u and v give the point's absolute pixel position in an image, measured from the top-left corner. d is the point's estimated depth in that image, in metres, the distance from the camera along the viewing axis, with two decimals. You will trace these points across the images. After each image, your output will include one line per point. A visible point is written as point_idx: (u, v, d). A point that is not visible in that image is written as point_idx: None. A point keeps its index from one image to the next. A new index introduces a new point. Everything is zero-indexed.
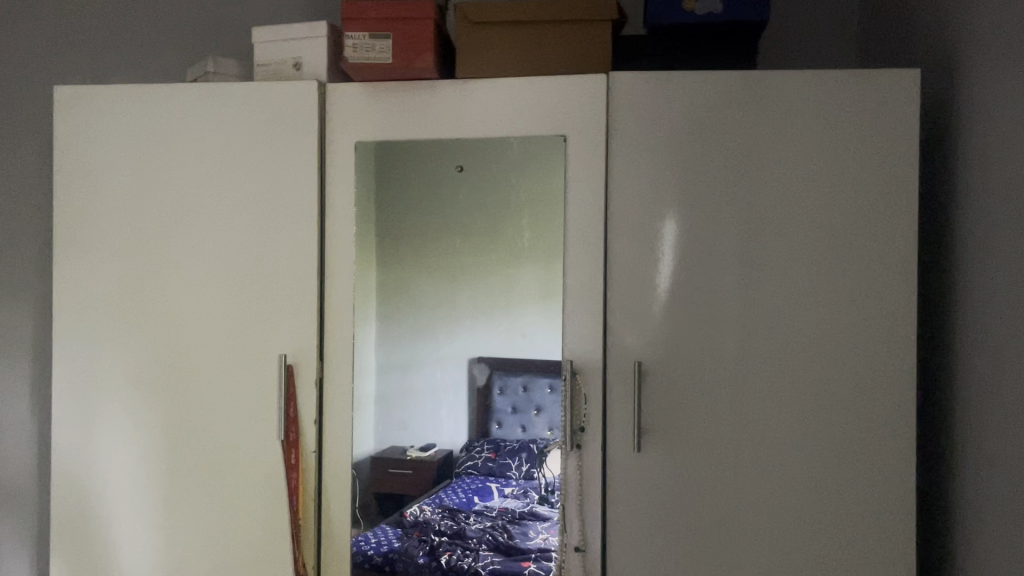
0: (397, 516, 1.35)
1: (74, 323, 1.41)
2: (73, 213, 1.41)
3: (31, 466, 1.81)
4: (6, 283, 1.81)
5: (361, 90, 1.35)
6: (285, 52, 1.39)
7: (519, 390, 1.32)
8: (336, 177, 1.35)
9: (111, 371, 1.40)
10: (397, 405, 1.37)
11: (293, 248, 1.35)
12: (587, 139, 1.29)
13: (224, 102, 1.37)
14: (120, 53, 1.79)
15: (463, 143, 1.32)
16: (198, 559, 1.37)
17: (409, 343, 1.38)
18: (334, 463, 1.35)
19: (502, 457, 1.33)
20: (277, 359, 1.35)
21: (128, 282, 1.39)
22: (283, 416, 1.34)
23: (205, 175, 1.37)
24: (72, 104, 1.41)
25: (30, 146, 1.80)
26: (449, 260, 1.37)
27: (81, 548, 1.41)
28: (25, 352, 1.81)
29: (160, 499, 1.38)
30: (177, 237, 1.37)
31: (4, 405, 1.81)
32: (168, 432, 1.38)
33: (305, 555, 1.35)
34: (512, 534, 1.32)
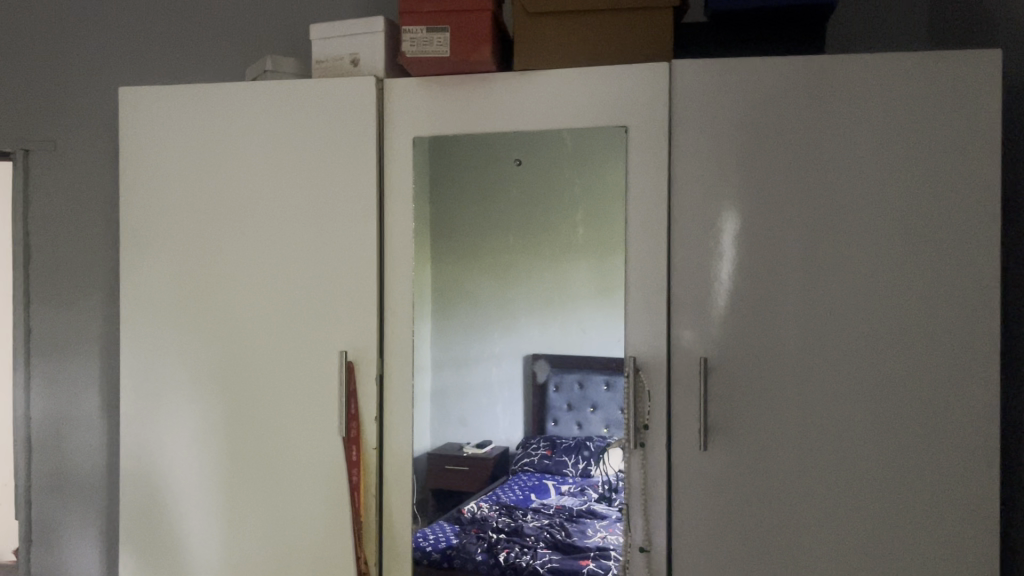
0: (455, 512, 1.36)
1: (139, 322, 1.43)
2: (136, 213, 1.43)
3: (100, 462, 1.85)
4: (74, 281, 1.85)
5: (418, 85, 1.34)
6: (342, 48, 1.39)
7: (574, 386, 1.31)
8: (395, 173, 1.35)
9: (175, 367, 1.42)
10: (453, 401, 1.37)
11: (353, 244, 1.35)
12: (648, 130, 1.26)
13: (283, 100, 1.37)
14: (181, 54, 1.81)
15: (521, 136, 1.31)
16: (261, 553, 1.38)
17: (464, 339, 1.37)
18: (395, 460, 1.35)
19: (558, 454, 1.33)
20: (337, 356, 1.35)
21: (191, 280, 1.41)
22: (344, 413, 1.34)
23: (265, 173, 1.38)
24: (137, 104, 1.43)
25: (96, 147, 1.84)
26: (501, 257, 1.37)
27: (149, 540, 1.44)
28: (94, 350, 1.85)
29: (223, 496, 1.40)
30: (236, 236, 1.38)
31: (74, 402, 1.86)
32: (231, 428, 1.39)
33: (367, 552, 1.35)
34: (569, 532, 1.31)
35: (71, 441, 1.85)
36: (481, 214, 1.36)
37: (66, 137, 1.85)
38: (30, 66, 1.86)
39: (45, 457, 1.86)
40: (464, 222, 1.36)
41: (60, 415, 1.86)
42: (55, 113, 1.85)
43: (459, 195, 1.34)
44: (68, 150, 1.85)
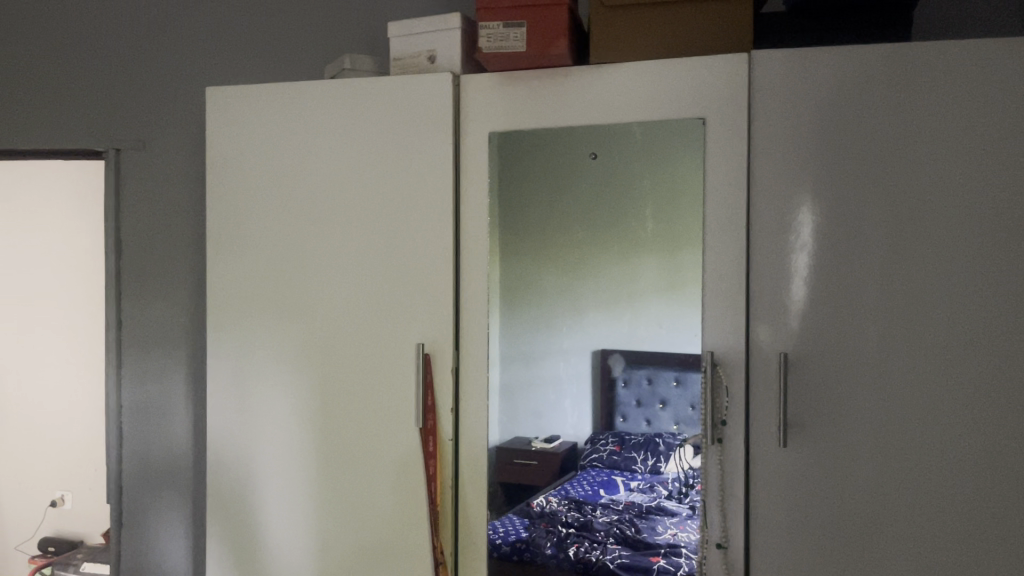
0: (524, 506, 1.36)
1: (224, 316, 1.49)
2: (221, 209, 1.48)
3: (187, 448, 1.92)
4: (161, 274, 1.93)
5: (493, 80, 1.35)
6: (420, 45, 1.41)
7: (643, 382, 1.30)
8: (470, 168, 1.36)
9: (258, 357, 1.46)
10: (522, 397, 1.36)
11: (428, 239, 1.37)
12: (725, 121, 1.24)
13: (361, 97, 1.40)
14: (262, 53, 1.87)
15: (597, 130, 1.30)
16: (338, 539, 1.42)
17: (531, 335, 1.36)
18: (471, 451, 1.37)
19: (627, 450, 1.31)
20: (414, 348, 1.37)
21: (273, 275, 1.45)
22: (421, 405, 1.36)
23: (344, 169, 1.41)
24: (223, 104, 1.48)
25: (182, 145, 1.91)
26: (569, 249, 1.34)
27: (233, 524, 1.49)
28: (181, 339, 1.92)
29: (304, 483, 1.44)
30: (315, 230, 1.42)
31: (163, 390, 1.93)
32: (311, 418, 1.43)
33: (443, 541, 1.37)
34: (639, 529, 1.29)
35: (160, 429, 1.93)
36: (550, 207, 1.35)
37: (155, 136, 1.92)
38: (120, 67, 1.94)
39: (135, 443, 1.94)
40: (533, 220, 1.35)
41: (149, 404, 1.94)
42: (144, 113, 1.93)
43: (530, 189, 1.35)
44: (156, 149, 1.92)
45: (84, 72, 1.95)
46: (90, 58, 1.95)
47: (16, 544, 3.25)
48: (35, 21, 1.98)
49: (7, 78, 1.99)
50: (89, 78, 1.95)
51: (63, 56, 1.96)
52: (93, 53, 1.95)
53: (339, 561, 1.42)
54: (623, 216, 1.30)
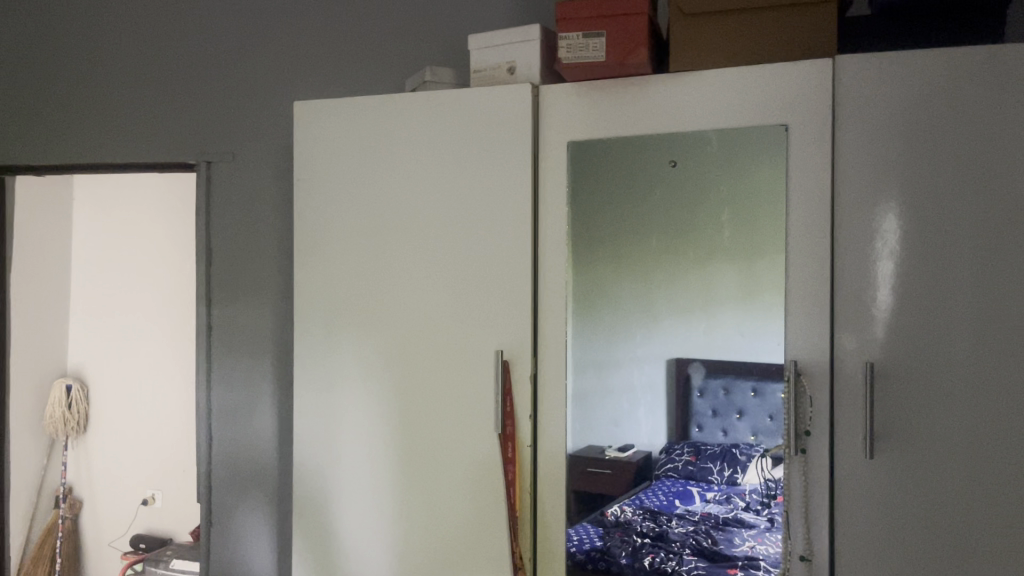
0: (598, 515, 1.36)
1: (309, 325, 1.53)
2: (307, 221, 1.53)
3: (273, 451, 1.98)
4: (249, 281, 2.00)
5: (573, 90, 1.36)
6: (499, 57, 1.44)
7: (719, 393, 1.29)
8: (550, 178, 1.38)
9: (342, 364, 1.51)
10: (595, 405, 1.36)
11: (508, 248, 1.38)
12: (810, 128, 1.22)
13: (443, 108, 1.43)
14: (346, 67, 1.92)
15: (676, 137, 1.30)
16: (419, 542, 1.45)
17: (605, 342, 1.36)
18: (549, 457, 1.38)
19: (703, 460, 1.30)
20: (493, 355, 1.39)
21: (357, 283, 1.49)
22: (499, 411, 1.38)
23: (426, 180, 1.44)
24: (311, 118, 1.53)
25: (269, 158, 1.98)
26: (641, 258, 1.34)
27: (316, 525, 1.53)
28: (267, 346, 1.98)
29: (385, 487, 1.47)
30: (397, 241, 1.46)
31: (250, 394, 2.00)
32: (392, 424, 1.46)
33: (522, 546, 1.38)
34: (716, 540, 1.28)
35: (247, 432, 2.00)
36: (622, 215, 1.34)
37: (242, 149, 2.00)
38: (210, 84, 2.02)
39: (224, 445, 2.02)
40: (603, 228, 1.35)
41: (237, 408, 2.01)
42: (233, 127, 2.01)
43: (601, 197, 1.34)
44: (245, 161, 2.00)
45: (178, 89, 2.04)
46: (182, 75, 2.04)
47: (110, 541, 3.41)
48: (133, 40, 2.08)
49: (108, 97, 2.10)
50: (182, 95, 2.04)
51: (157, 74, 2.06)
52: (186, 71, 2.04)
53: (419, 563, 1.45)
54: (696, 223, 1.30)
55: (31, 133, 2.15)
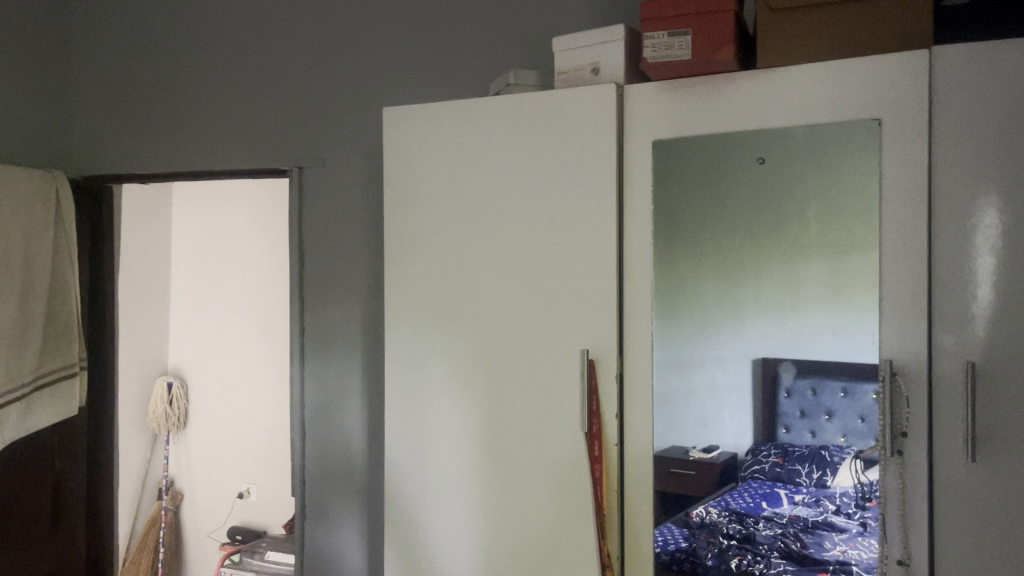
0: (683, 516, 1.37)
1: (399, 325, 1.58)
2: (397, 224, 1.58)
3: (362, 448, 2.04)
4: (340, 283, 2.06)
5: (658, 89, 1.36)
6: (584, 58, 1.44)
7: (807, 393, 1.28)
8: (635, 177, 1.38)
9: (433, 365, 1.54)
10: (680, 405, 1.36)
11: (593, 248, 1.38)
12: (905, 122, 1.19)
13: (527, 111, 1.44)
14: (431, 72, 1.96)
15: (763, 134, 1.29)
16: (505, 540, 1.47)
17: (691, 342, 1.36)
18: (637, 457, 1.38)
19: (790, 462, 1.30)
20: (579, 354, 1.39)
21: (445, 284, 1.52)
22: (586, 410, 1.38)
23: (511, 182, 1.46)
24: (400, 124, 1.57)
25: (358, 163, 2.03)
26: (727, 259, 1.35)
27: (407, 520, 1.57)
28: (356, 346, 2.04)
29: (473, 484, 1.50)
30: (483, 242, 1.48)
31: (341, 392, 2.06)
32: (479, 422, 1.49)
33: (610, 545, 1.38)
34: (805, 543, 1.28)
35: (338, 430, 2.06)
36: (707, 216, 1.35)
37: (332, 155, 2.06)
38: (302, 92, 2.09)
39: (317, 442, 2.09)
40: (687, 231, 1.36)
41: (329, 406, 2.07)
42: (323, 134, 2.07)
43: (687, 199, 1.36)
44: (335, 167, 2.06)
45: (271, 97, 2.12)
46: (276, 84, 2.12)
47: (209, 532, 3.56)
48: (229, 51, 2.17)
49: (207, 107, 2.19)
50: (275, 102, 2.12)
51: (252, 84, 2.14)
52: (278, 80, 2.11)
53: (506, 560, 1.47)
54: (783, 223, 1.29)
55: (138, 144, 2.28)
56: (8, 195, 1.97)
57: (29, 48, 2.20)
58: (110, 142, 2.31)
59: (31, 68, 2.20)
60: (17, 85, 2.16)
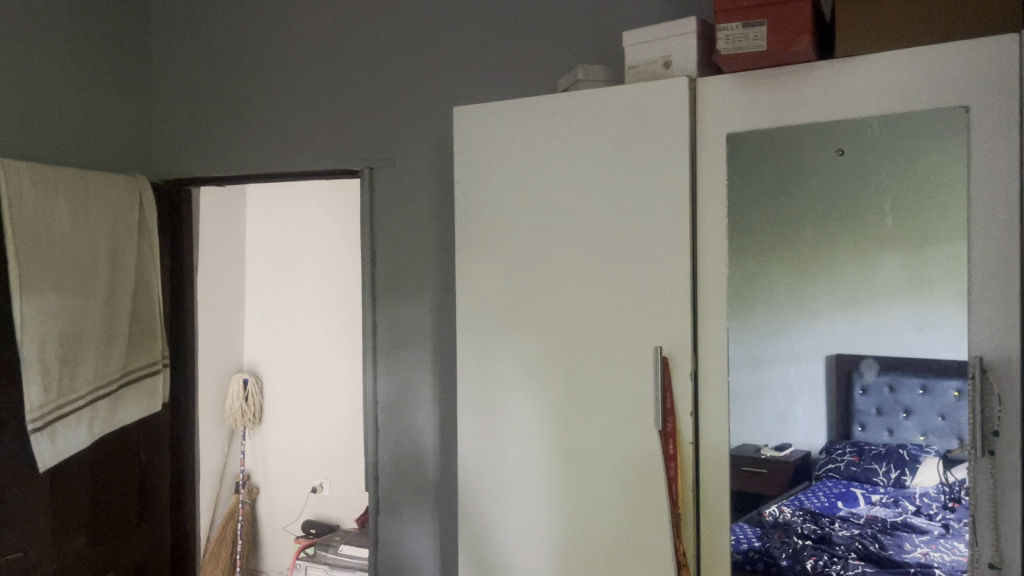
0: (756, 515, 1.34)
1: (471, 322, 1.59)
2: (468, 223, 1.59)
3: (434, 444, 2.06)
4: (411, 281, 2.09)
5: (732, 81, 1.33)
6: (654, 52, 1.43)
7: (884, 390, 1.25)
8: (708, 171, 1.35)
9: (505, 362, 1.55)
10: (752, 403, 1.34)
11: (666, 244, 1.37)
12: (994, 109, 1.14)
13: (597, 107, 1.43)
14: (499, 71, 1.96)
15: (841, 125, 1.26)
16: (578, 537, 1.47)
17: (764, 338, 1.34)
18: (712, 455, 1.36)
19: (867, 461, 1.27)
20: (653, 351, 1.38)
21: (515, 282, 1.53)
22: (660, 408, 1.36)
23: (582, 178, 1.45)
24: (469, 123, 1.58)
25: (427, 162, 2.05)
26: (803, 253, 1.32)
27: (480, 516, 1.59)
28: (427, 343, 2.06)
29: (546, 481, 1.50)
30: (554, 240, 1.48)
31: (413, 389, 2.09)
32: (552, 419, 1.49)
33: (686, 545, 1.37)
34: (884, 545, 1.26)
35: (410, 427, 2.09)
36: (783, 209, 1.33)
37: (402, 155, 2.09)
38: (371, 93, 2.12)
39: (389, 438, 2.12)
40: (759, 226, 1.33)
41: (401, 403, 2.10)
42: (392, 134, 2.10)
43: (758, 192, 1.33)
44: (405, 167, 2.08)
45: (341, 100, 2.16)
46: (346, 86, 2.15)
47: (284, 525, 3.65)
48: (301, 55, 2.21)
49: (280, 111, 2.25)
50: (345, 104, 2.16)
51: (324, 86, 2.18)
52: (349, 82, 2.15)
53: (579, 558, 1.47)
54: (857, 216, 1.27)
55: (216, 148, 2.35)
56: (96, 199, 2.04)
57: (111, 60, 2.29)
58: (188, 148, 2.39)
59: (113, 79, 2.29)
60: (101, 97, 2.25)
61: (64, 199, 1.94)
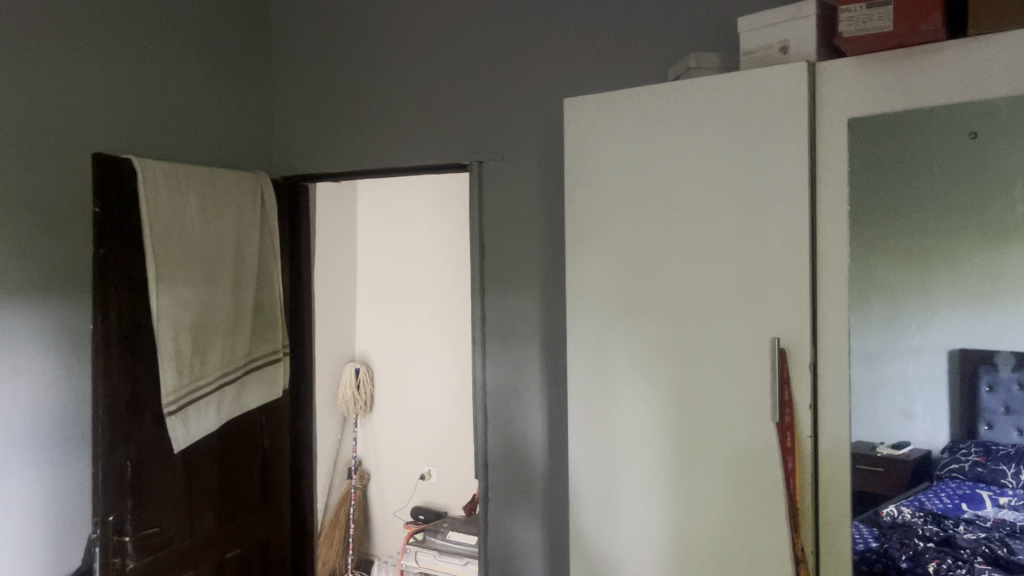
0: (873, 515, 1.31)
1: (583, 313, 1.60)
2: (579, 214, 1.60)
3: (543, 433, 2.08)
4: (520, 272, 2.11)
5: (853, 63, 1.29)
6: (771, 37, 1.40)
7: (1014, 388, 1.20)
8: (827, 158, 1.31)
9: (617, 353, 1.55)
10: (870, 397, 1.31)
11: (782, 234, 1.33)
12: None
13: (708, 95, 1.41)
14: (607, 61, 1.96)
15: (971, 107, 1.20)
16: (691, 529, 1.46)
17: (883, 333, 1.30)
18: (834, 449, 1.31)
19: (993, 462, 1.22)
20: (771, 343, 1.35)
21: (628, 273, 1.52)
22: (777, 400, 1.34)
23: (694, 168, 1.43)
24: (580, 115, 1.59)
25: (535, 154, 2.07)
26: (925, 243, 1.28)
27: (592, 505, 1.60)
28: (536, 333, 2.08)
29: (657, 472, 1.50)
30: (666, 230, 1.47)
31: (522, 379, 2.11)
32: (666, 410, 1.48)
33: (804, 538, 1.33)
34: (1012, 550, 1.21)
35: (520, 416, 2.12)
36: (904, 197, 1.29)
37: (511, 148, 2.11)
38: (479, 89, 2.15)
39: (499, 426, 2.15)
40: (882, 218, 1.30)
41: (510, 392, 2.13)
42: (501, 128, 2.12)
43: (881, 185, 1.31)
44: (513, 159, 2.11)
45: (451, 95, 2.20)
46: (456, 81, 2.19)
47: (394, 511, 3.75)
48: (411, 52, 2.27)
49: (392, 107, 2.31)
50: (455, 101, 2.20)
51: (434, 82, 2.23)
52: (458, 77, 2.19)
53: (692, 550, 1.46)
54: (984, 205, 1.23)
55: (331, 144, 2.43)
56: (223, 194, 2.16)
57: (233, 63, 2.42)
58: (305, 147, 2.49)
59: (235, 80, 2.42)
60: (224, 101, 2.38)
61: (195, 196, 2.06)
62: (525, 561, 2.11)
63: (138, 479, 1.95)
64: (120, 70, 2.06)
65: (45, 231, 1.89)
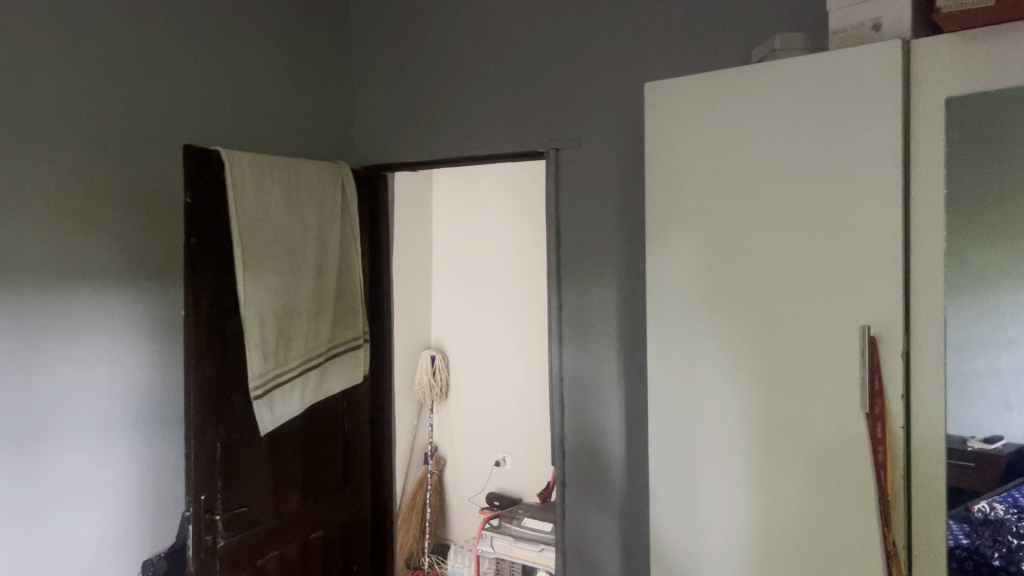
0: (963, 511, 1.26)
1: (663, 301, 1.59)
2: (659, 200, 1.58)
3: (620, 421, 2.07)
4: (596, 259, 2.10)
5: (951, 40, 1.23)
6: (863, 15, 1.36)
7: None
8: (922, 138, 1.26)
9: (699, 341, 1.53)
10: (964, 389, 1.26)
11: (871, 218, 1.29)
12: None
13: (794, 76, 1.38)
14: (687, 44, 1.93)
15: None
16: (775, 519, 1.43)
17: (977, 323, 1.26)
18: (928, 441, 1.27)
19: None
20: (860, 331, 1.31)
21: (709, 260, 1.51)
22: (867, 389, 1.30)
23: (778, 152, 1.40)
24: (659, 99, 1.57)
25: (612, 140, 2.05)
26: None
27: (673, 494, 1.59)
28: (613, 320, 2.07)
29: (740, 462, 1.48)
30: (750, 216, 1.44)
31: (599, 366, 2.11)
32: (748, 399, 1.46)
33: (896, 532, 1.29)
34: None
35: (597, 403, 2.11)
36: (1003, 181, 1.25)
37: (588, 134, 2.10)
38: (557, 75, 2.15)
39: (576, 414, 2.16)
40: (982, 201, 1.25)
41: (587, 380, 2.13)
42: (578, 114, 2.11)
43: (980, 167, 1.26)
44: (590, 145, 2.10)
45: (528, 83, 2.20)
46: (532, 68, 2.19)
47: (470, 496, 3.79)
48: (488, 39, 2.28)
49: (469, 95, 2.32)
50: (532, 88, 2.20)
51: (511, 69, 2.23)
52: (535, 64, 2.19)
53: (776, 541, 1.43)
54: None
55: (409, 134, 2.46)
56: (306, 183, 2.21)
57: (313, 55, 2.47)
58: (384, 137, 2.53)
59: (316, 72, 2.47)
60: (304, 92, 2.44)
61: (278, 185, 2.10)
62: (602, 549, 2.11)
63: (227, 460, 2.02)
64: (206, 64, 2.12)
65: (139, 221, 1.97)
